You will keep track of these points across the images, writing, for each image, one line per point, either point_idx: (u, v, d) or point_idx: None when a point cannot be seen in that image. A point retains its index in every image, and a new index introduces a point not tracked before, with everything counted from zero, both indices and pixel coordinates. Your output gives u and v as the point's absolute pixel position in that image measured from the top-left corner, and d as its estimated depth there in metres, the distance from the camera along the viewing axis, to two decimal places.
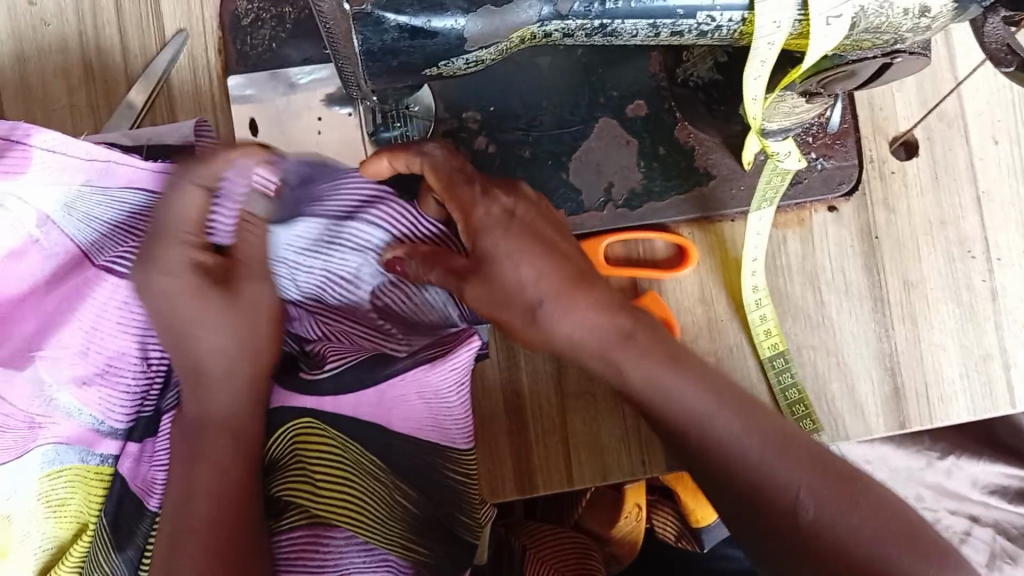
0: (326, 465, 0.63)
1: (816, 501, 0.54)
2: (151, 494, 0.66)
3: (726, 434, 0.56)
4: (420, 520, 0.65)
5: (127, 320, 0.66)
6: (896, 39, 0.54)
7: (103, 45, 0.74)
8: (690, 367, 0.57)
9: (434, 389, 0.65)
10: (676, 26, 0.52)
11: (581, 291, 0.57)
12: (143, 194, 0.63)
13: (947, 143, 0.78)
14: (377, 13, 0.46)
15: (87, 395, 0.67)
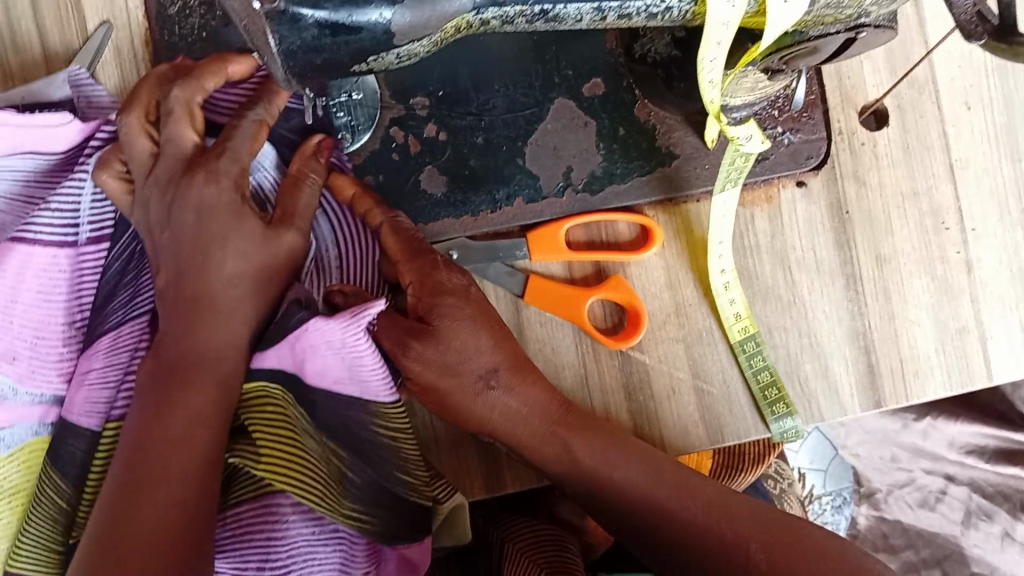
0: (267, 432, 0.59)
1: (771, 547, 0.58)
2: (84, 416, 0.62)
3: (671, 501, 0.61)
4: (358, 483, 0.62)
5: (48, 285, 0.63)
6: (860, 14, 0.51)
7: (20, 40, 0.70)
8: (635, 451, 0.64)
9: (338, 338, 0.58)
10: (623, 9, 0.48)
11: (532, 372, 0.65)
12: (33, 156, 0.65)
13: (918, 111, 0.75)
14: (292, 11, 0.42)
15: (18, 370, 0.62)
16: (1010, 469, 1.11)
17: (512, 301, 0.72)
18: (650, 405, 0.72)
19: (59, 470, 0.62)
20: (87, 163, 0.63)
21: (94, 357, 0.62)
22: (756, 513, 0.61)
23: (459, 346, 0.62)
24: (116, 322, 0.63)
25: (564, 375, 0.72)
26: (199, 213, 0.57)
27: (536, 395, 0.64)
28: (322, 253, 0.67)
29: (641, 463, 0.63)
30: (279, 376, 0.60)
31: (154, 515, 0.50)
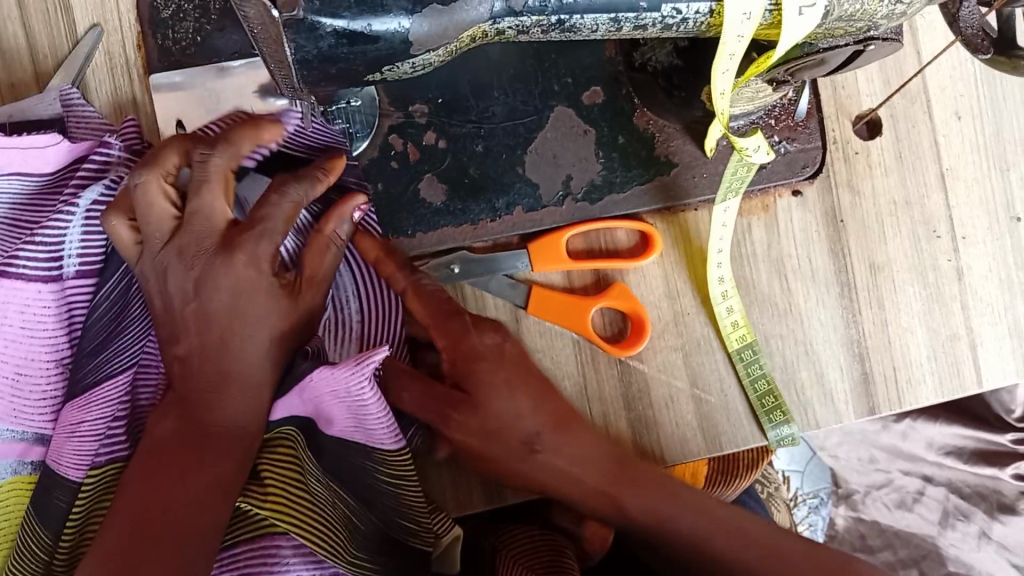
0: (275, 470, 0.59)
1: None
2: (67, 466, 0.60)
3: (717, 543, 0.63)
4: (364, 530, 0.62)
5: (32, 324, 0.61)
6: (870, 27, 0.51)
7: (6, 44, 0.68)
8: (680, 496, 0.65)
9: (343, 386, 0.59)
10: (639, 20, 0.48)
11: (578, 430, 0.66)
12: (18, 179, 0.64)
13: (910, 121, 0.76)
14: (311, 19, 0.41)
15: (2, 408, 0.62)
16: (987, 470, 1.13)
17: (511, 310, 0.71)
18: (650, 415, 0.72)
19: (41, 518, 0.60)
20: (77, 200, 0.61)
21: (84, 408, 0.60)
22: (800, 548, 0.63)
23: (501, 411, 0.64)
24: (108, 371, 0.61)
25: (563, 384, 0.71)
26: (234, 291, 0.57)
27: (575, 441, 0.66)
28: (343, 304, 0.66)
29: (688, 509, 0.64)
30: (292, 420, 0.62)
31: (154, 574, 0.50)
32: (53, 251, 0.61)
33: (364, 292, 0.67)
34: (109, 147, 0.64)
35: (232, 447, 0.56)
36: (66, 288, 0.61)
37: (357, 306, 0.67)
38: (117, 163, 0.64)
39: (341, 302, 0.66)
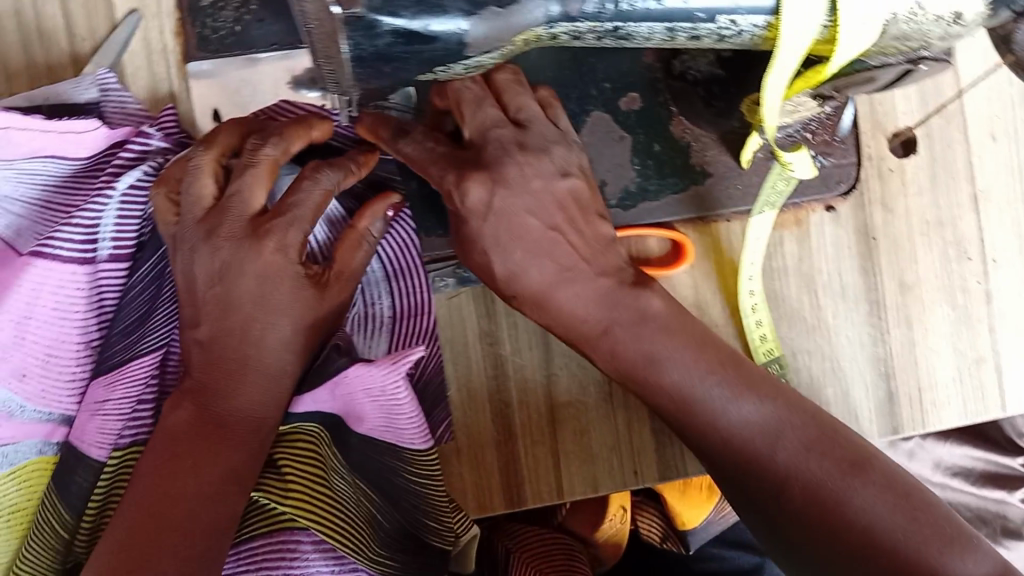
0: (301, 468, 0.61)
1: (818, 477, 0.55)
2: (91, 444, 0.61)
3: (733, 415, 0.57)
4: (385, 525, 0.64)
5: (63, 304, 0.62)
6: (923, 47, 0.51)
7: (45, 25, 0.68)
8: (721, 372, 0.59)
9: (378, 386, 0.61)
10: (693, 31, 0.48)
11: (626, 301, 0.60)
12: (56, 161, 0.64)
13: (945, 140, 0.75)
14: (370, 17, 0.41)
15: (28, 389, 0.62)
16: (995, 493, 1.12)
17: None
18: None
19: (65, 497, 0.61)
20: (116, 184, 0.62)
21: (110, 387, 0.61)
22: (843, 458, 0.55)
23: (619, 337, 0.60)
24: (136, 354, 0.61)
25: (589, 391, 0.71)
26: (261, 281, 0.57)
27: (717, 373, 0.58)
28: (373, 302, 0.68)
29: (737, 387, 0.58)
30: (316, 417, 0.62)
31: (162, 564, 0.51)
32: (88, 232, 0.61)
33: (394, 290, 0.68)
34: (149, 137, 0.64)
35: (246, 444, 0.56)
36: (99, 269, 0.62)
37: (383, 301, 0.68)
38: (156, 150, 0.64)
39: (369, 297, 0.68)
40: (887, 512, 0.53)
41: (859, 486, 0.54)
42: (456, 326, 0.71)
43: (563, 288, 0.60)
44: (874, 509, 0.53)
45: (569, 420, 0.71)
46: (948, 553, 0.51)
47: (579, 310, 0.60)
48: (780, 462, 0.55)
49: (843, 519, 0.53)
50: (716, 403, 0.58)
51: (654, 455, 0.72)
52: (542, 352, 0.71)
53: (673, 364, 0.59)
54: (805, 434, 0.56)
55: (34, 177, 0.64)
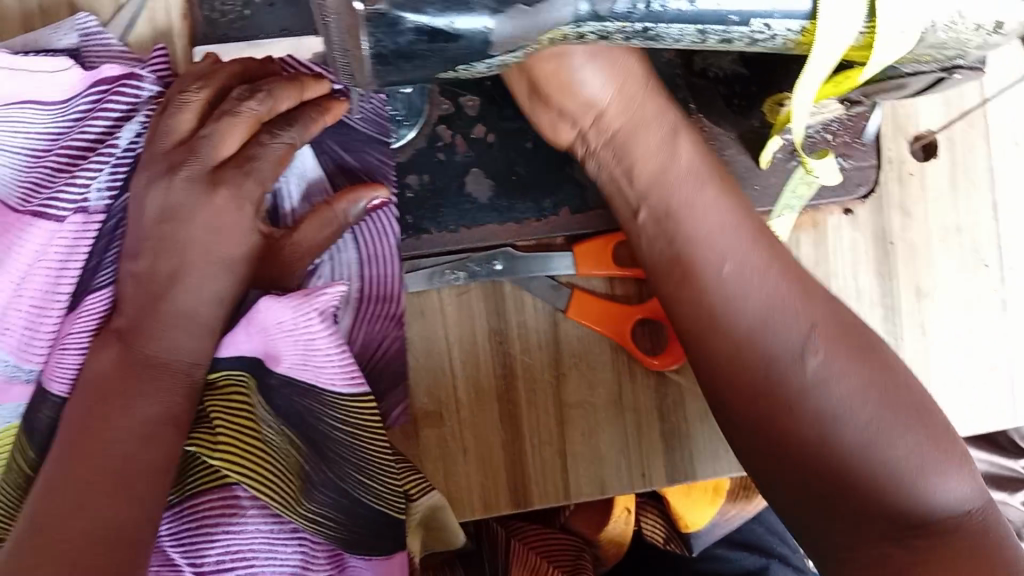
0: (227, 415, 0.58)
1: (824, 371, 0.53)
2: (53, 380, 0.59)
3: (733, 281, 0.56)
4: (315, 481, 0.59)
5: (57, 259, 0.59)
6: (959, 55, 0.49)
7: (46, 2, 0.66)
8: (748, 228, 0.58)
9: (292, 321, 0.57)
10: (726, 33, 0.46)
11: (649, 115, 0.61)
12: (35, 107, 0.61)
13: (967, 145, 0.74)
14: (394, 14, 0.39)
15: (11, 342, 0.60)
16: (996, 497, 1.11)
17: (550, 314, 0.70)
18: (684, 428, 0.71)
19: (28, 436, 0.59)
20: (116, 140, 0.61)
21: (77, 321, 0.59)
22: (848, 340, 0.54)
23: (702, 214, 0.58)
24: (94, 287, 0.59)
25: (597, 391, 0.70)
26: (209, 229, 0.57)
27: (808, 295, 0.56)
28: (343, 278, 0.68)
29: (748, 253, 0.56)
30: (242, 364, 0.59)
31: (94, 497, 0.50)
32: (83, 189, 0.60)
33: (362, 271, 0.68)
34: (139, 80, 0.62)
35: (167, 388, 0.55)
36: (89, 217, 0.60)
37: (347, 277, 0.68)
38: (147, 97, 0.62)
39: (332, 270, 0.68)
40: (872, 417, 0.52)
41: (899, 435, 0.51)
42: (466, 323, 0.69)
43: (688, 182, 0.60)
44: (859, 415, 0.52)
45: (577, 420, 0.70)
46: (938, 473, 0.51)
47: (694, 209, 0.59)
48: (822, 389, 0.52)
49: (827, 421, 0.52)
50: (718, 247, 0.57)
51: (661, 457, 0.71)
52: (551, 352, 0.70)
53: (734, 252, 0.57)
54: (854, 364, 0.53)
55: (15, 125, 0.61)
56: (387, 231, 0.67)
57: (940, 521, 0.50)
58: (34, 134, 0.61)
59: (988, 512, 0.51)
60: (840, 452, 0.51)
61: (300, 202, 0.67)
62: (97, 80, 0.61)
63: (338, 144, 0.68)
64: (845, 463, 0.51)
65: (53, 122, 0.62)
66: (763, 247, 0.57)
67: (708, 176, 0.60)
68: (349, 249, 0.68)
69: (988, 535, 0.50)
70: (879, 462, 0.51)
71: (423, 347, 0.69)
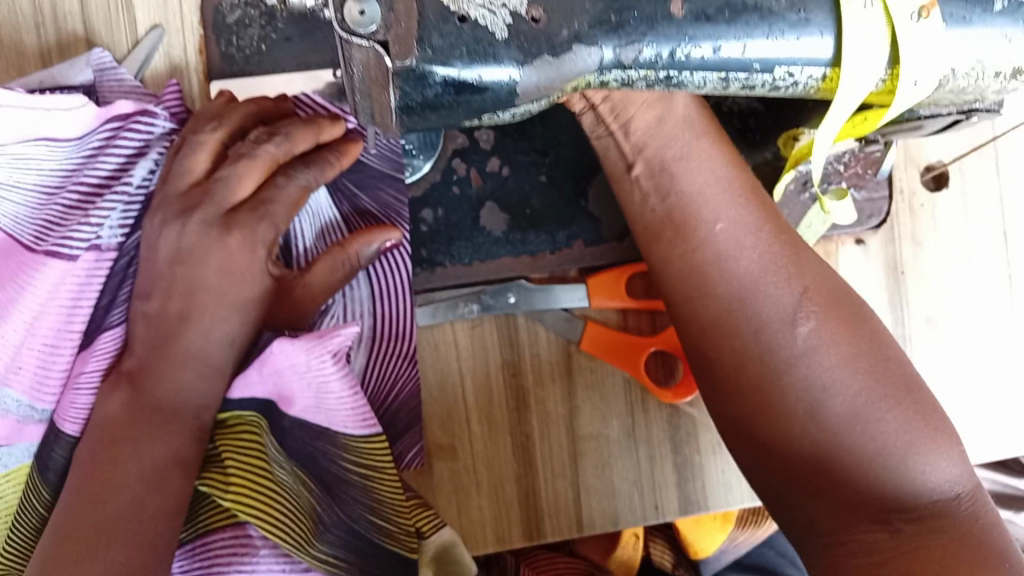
0: (239, 457, 0.58)
1: (814, 344, 0.53)
2: (65, 419, 0.59)
3: (726, 246, 0.56)
4: (327, 522, 0.60)
5: (69, 299, 0.59)
6: (976, 100, 0.50)
7: (63, 36, 0.66)
8: (747, 192, 0.57)
9: (304, 362, 0.57)
10: (748, 81, 0.47)
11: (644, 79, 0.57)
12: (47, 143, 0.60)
13: (978, 176, 0.74)
14: (422, 67, 0.40)
15: (24, 381, 0.59)
16: None
17: (563, 346, 0.70)
18: (696, 460, 0.71)
19: (41, 474, 0.59)
20: (132, 177, 0.61)
21: (90, 360, 0.59)
22: (837, 312, 0.55)
23: (697, 177, 0.57)
24: (106, 326, 0.60)
25: (611, 424, 0.70)
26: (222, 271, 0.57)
27: (799, 262, 0.56)
28: (356, 317, 0.66)
29: (743, 211, 0.56)
30: (251, 405, 0.59)
31: (110, 534, 0.51)
32: (97, 228, 0.59)
33: (375, 310, 0.66)
34: (154, 118, 0.62)
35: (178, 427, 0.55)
36: (102, 255, 0.60)
37: (361, 318, 0.66)
38: (160, 134, 0.62)
39: (345, 310, 0.65)
40: (861, 387, 0.53)
41: (888, 412, 0.52)
42: (479, 357, 0.69)
43: (683, 138, 0.57)
44: (849, 386, 0.53)
45: (591, 453, 0.70)
46: (928, 450, 0.52)
47: (691, 173, 0.57)
48: (811, 358, 0.53)
49: (813, 394, 0.52)
50: (713, 210, 0.56)
51: (675, 489, 0.71)
52: (564, 385, 0.70)
53: (726, 218, 0.56)
54: (844, 337, 0.54)
55: (28, 163, 0.60)
56: (398, 269, 0.66)
57: (931, 501, 0.51)
58: (47, 172, 0.61)
59: (977, 493, 0.52)
60: (829, 422, 0.52)
61: (313, 241, 0.65)
62: (111, 115, 0.61)
63: (353, 183, 0.67)
64: (835, 441, 0.52)
65: (65, 159, 0.61)
66: (759, 210, 0.57)
67: (700, 134, 0.58)
68: (362, 289, 0.66)
69: (974, 515, 0.51)
70: (869, 438, 0.51)
71: (436, 380, 0.69)
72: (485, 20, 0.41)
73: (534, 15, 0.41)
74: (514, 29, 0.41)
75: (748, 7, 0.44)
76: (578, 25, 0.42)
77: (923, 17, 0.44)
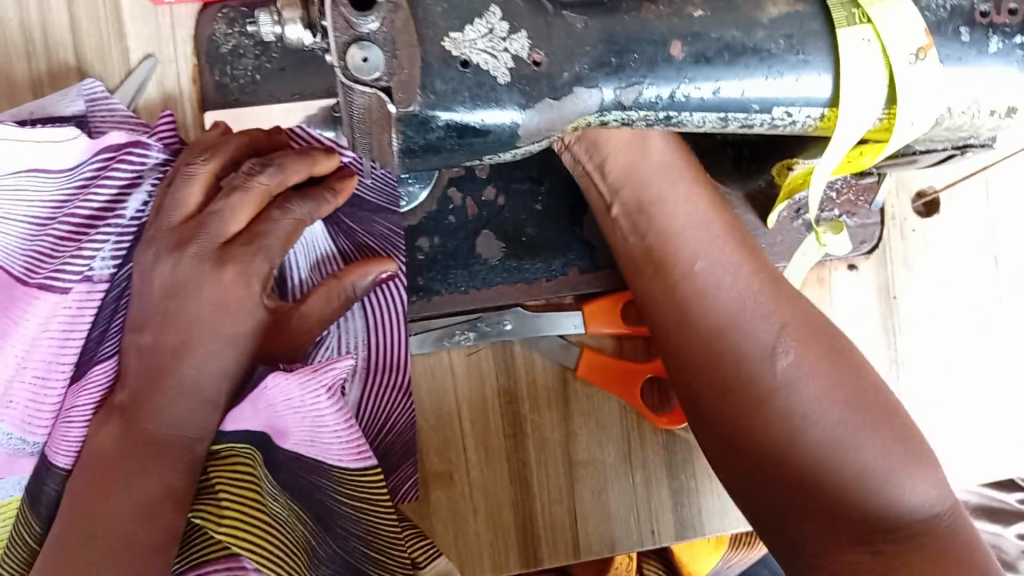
0: (233, 492, 0.55)
1: (794, 374, 0.54)
2: (58, 452, 0.59)
3: (708, 280, 0.57)
4: (320, 555, 0.60)
5: (63, 332, 0.59)
6: (971, 137, 0.50)
7: (55, 66, 0.66)
8: (728, 232, 0.59)
9: (299, 397, 0.56)
10: (747, 121, 0.47)
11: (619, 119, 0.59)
12: (40, 174, 0.59)
13: (967, 201, 0.75)
14: (425, 113, 0.40)
15: (15, 415, 0.58)
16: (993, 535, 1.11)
17: (559, 372, 0.70)
18: (692, 484, 0.71)
19: (34, 509, 0.59)
20: (122, 210, 0.60)
21: (81, 392, 0.59)
22: (816, 342, 0.56)
23: (677, 218, 0.59)
24: (99, 358, 0.59)
25: (607, 450, 0.70)
26: (216, 304, 0.57)
27: (781, 295, 0.57)
28: (350, 348, 0.65)
29: (724, 245, 0.58)
30: (247, 438, 0.58)
31: (105, 569, 0.51)
32: (88, 261, 0.59)
33: (370, 341, 0.66)
34: (148, 149, 0.61)
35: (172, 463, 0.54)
36: (93, 288, 0.60)
37: (355, 349, 0.65)
38: (152, 165, 0.61)
39: (338, 341, 0.65)
40: (840, 417, 0.53)
41: (867, 439, 0.53)
42: (475, 384, 0.69)
43: (665, 179, 0.60)
44: (828, 415, 0.53)
45: (588, 478, 0.70)
46: (905, 475, 0.52)
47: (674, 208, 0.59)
48: (793, 390, 0.54)
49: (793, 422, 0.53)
50: (696, 245, 0.58)
51: (671, 515, 0.71)
52: (560, 412, 0.70)
53: (708, 255, 0.58)
54: (824, 367, 0.55)
55: (19, 194, 0.59)
56: (394, 301, 0.66)
57: (910, 526, 0.51)
58: (38, 202, 0.60)
59: (957, 518, 0.53)
60: (811, 454, 0.52)
61: (309, 274, 0.65)
62: (102, 146, 0.59)
63: (353, 220, 0.67)
64: (818, 471, 0.52)
65: (57, 190, 0.60)
66: (737, 245, 0.59)
67: (682, 175, 0.60)
68: (357, 320, 0.66)
69: (954, 538, 0.51)
70: (849, 467, 0.52)
71: (432, 408, 0.69)
72: (487, 64, 0.41)
73: (536, 59, 0.41)
74: (516, 72, 0.41)
75: (747, 49, 0.44)
76: (578, 67, 0.42)
77: (920, 58, 0.44)
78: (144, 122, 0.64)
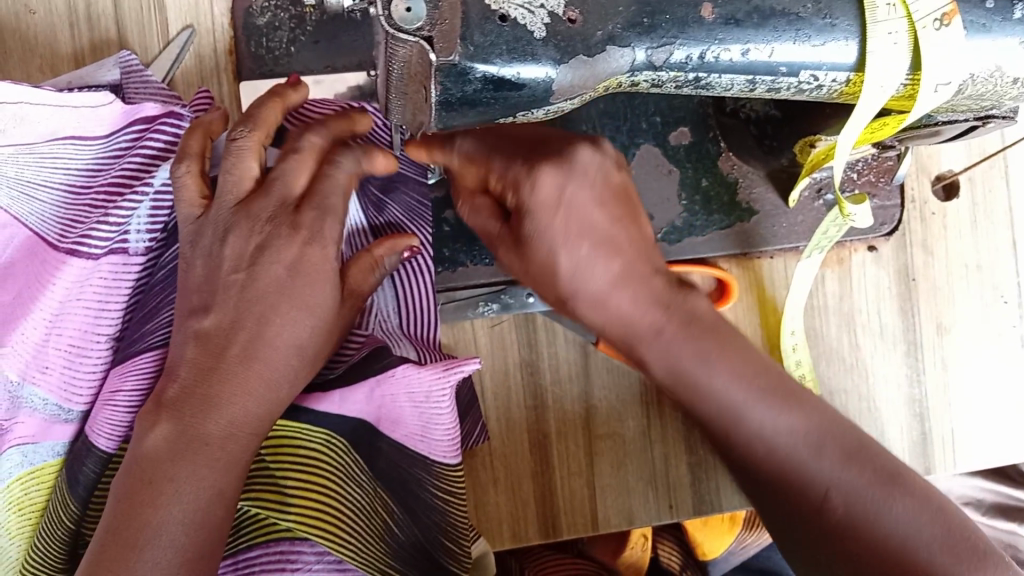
0: (297, 475, 0.55)
1: (853, 489, 0.50)
2: (96, 432, 0.57)
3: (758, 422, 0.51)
4: (402, 540, 0.58)
5: (97, 303, 0.59)
6: (994, 106, 0.51)
7: (97, 36, 0.67)
8: (753, 365, 0.52)
9: (424, 391, 0.57)
10: (774, 84, 0.48)
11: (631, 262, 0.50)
12: (75, 143, 0.60)
13: (988, 184, 0.76)
14: (463, 64, 0.41)
15: (51, 382, 0.59)
16: None
17: (580, 346, 0.71)
18: (710, 459, 0.72)
19: (70, 488, 0.58)
20: (151, 178, 0.59)
21: (124, 375, 0.57)
22: (863, 461, 0.51)
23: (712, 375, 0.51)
24: (145, 344, 0.58)
25: (628, 424, 0.71)
26: (292, 267, 0.53)
27: (824, 445, 0.51)
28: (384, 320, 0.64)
29: (756, 380, 0.51)
30: (344, 427, 0.56)
31: None
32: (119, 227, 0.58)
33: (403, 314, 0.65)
34: (179, 119, 0.61)
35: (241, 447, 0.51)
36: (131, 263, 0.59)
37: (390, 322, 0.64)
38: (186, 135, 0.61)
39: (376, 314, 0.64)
40: (915, 524, 0.49)
41: (931, 529, 0.49)
42: (499, 354, 0.70)
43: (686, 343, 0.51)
44: (906, 521, 0.49)
45: (607, 451, 0.71)
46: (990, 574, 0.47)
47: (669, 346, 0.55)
48: (872, 518, 0.49)
49: (865, 543, 0.49)
50: (732, 396, 0.51)
51: (689, 489, 0.72)
52: (582, 383, 0.71)
53: (742, 404, 0.51)
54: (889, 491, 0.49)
55: (55, 160, 0.60)
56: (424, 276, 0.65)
57: None
58: (73, 170, 0.60)
59: None
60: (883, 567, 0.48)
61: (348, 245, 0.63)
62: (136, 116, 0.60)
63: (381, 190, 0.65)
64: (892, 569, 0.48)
65: (92, 157, 0.60)
66: (769, 385, 0.52)
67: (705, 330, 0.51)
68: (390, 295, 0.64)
69: None
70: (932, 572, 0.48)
71: None
72: (524, 19, 0.42)
73: (571, 16, 0.43)
74: (551, 29, 0.42)
75: (776, 12, 0.45)
76: (611, 27, 0.44)
77: (945, 24, 0.45)
78: (178, 95, 0.65)
